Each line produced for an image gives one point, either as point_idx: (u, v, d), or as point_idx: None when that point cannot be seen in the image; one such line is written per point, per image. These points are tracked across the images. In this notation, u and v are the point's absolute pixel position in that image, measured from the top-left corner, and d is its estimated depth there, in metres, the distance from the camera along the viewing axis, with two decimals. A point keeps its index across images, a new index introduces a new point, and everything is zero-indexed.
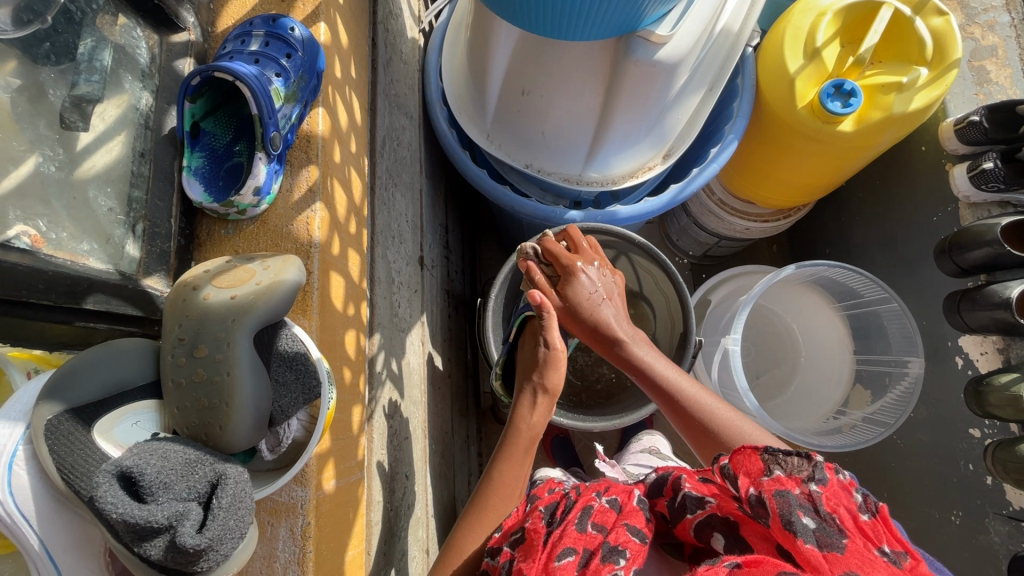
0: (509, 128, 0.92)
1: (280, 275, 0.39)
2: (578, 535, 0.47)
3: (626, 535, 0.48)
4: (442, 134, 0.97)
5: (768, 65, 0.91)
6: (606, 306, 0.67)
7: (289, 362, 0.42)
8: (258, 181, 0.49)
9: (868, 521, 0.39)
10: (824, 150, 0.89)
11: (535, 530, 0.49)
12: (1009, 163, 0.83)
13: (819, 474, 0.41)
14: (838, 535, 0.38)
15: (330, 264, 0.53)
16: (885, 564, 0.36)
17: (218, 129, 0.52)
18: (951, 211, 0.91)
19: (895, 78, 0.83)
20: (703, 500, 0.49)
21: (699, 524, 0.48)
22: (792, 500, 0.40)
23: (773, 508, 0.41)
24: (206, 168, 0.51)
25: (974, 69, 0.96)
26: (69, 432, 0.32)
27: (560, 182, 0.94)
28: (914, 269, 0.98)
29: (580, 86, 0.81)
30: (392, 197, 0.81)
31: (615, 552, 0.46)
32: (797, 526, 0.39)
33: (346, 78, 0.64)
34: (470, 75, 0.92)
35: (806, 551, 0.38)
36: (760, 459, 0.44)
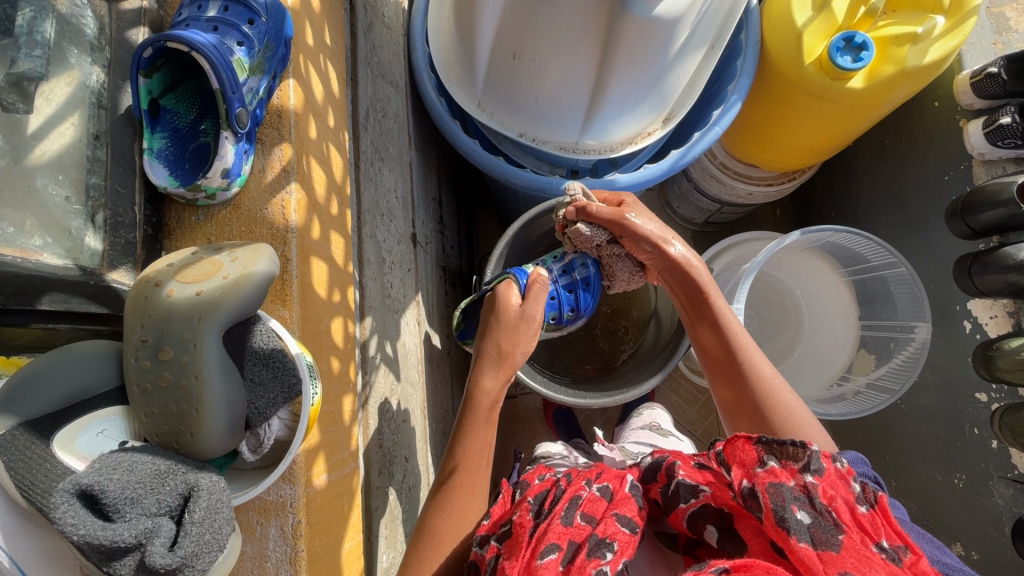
0: (500, 94, 0.87)
1: (249, 267, 0.36)
2: (562, 530, 0.46)
3: (615, 526, 0.47)
4: (430, 103, 0.92)
5: (774, 21, 0.85)
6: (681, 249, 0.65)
7: (264, 359, 0.39)
8: (228, 160, 0.46)
9: (866, 514, 0.38)
10: (832, 108, 0.84)
11: (521, 524, 0.48)
12: None
13: (815, 464, 0.40)
14: (834, 531, 0.37)
15: (310, 249, 0.50)
16: (883, 562, 0.35)
17: (180, 108, 0.48)
18: (964, 169, 0.87)
19: (910, 29, 0.78)
20: (697, 488, 0.48)
21: (693, 515, 0.46)
22: (787, 493, 0.39)
23: (765, 501, 0.39)
24: (170, 149, 0.47)
25: (993, 17, 0.90)
26: (26, 447, 0.30)
27: (556, 151, 0.90)
28: (923, 231, 0.94)
29: (574, 47, 0.76)
30: (379, 173, 0.77)
31: (602, 544, 0.45)
32: (791, 523, 0.38)
33: (321, 46, 0.60)
34: (458, 38, 0.87)
35: (800, 550, 0.36)
36: (754, 449, 0.43)
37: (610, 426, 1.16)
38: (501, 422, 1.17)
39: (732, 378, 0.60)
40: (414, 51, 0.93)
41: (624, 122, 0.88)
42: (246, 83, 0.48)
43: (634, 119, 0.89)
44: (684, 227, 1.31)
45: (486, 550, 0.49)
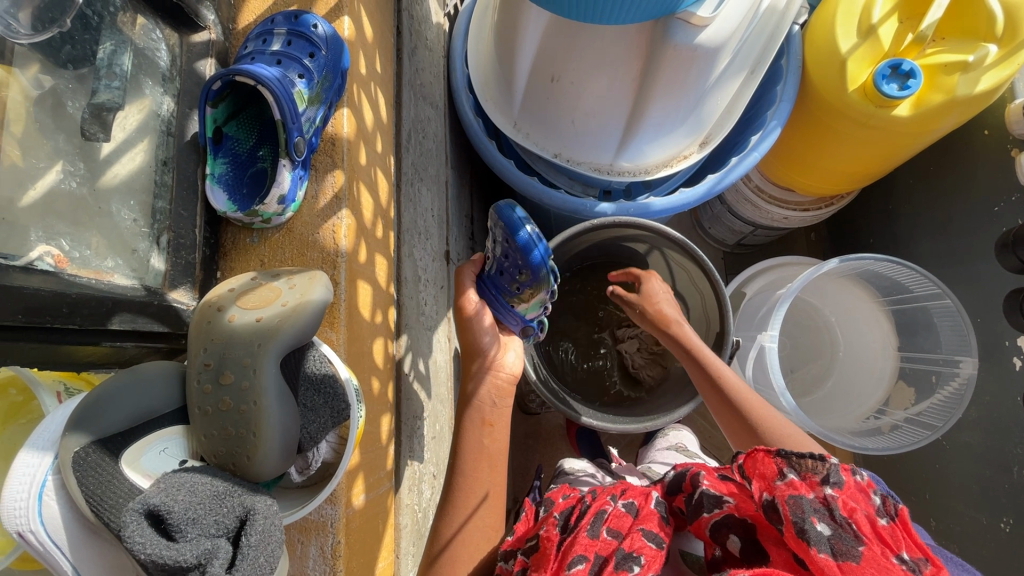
0: (538, 116, 0.88)
1: (306, 295, 0.38)
2: (589, 542, 0.46)
3: (641, 541, 0.47)
4: (468, 123, 0.94)
5: (817, 47, 0.85)
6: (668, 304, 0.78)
7: (317, 385, 0.40)
8: (285, 187, 0.48)
9: (886, 526, 0.38)
10: (875, 134, 0.83)
11: (548, 538, 0.49)
12: None
13: (835, 478, 0.40)
14: (854, 542, 0.37)
15: (357, 272, 0.52)
16: (903, 573, 0.35)
17: (241, 135, 0.51)
18: (1016, 201, 0.85)
19: (960, 57, 0.76)
20: (720, 500, 0.47)
21: (715, 524, 0.46)
22: (806, 505, 0.39)
23: (786, 514, 0.40)
24: (231, 173, 0.50)
25: None
26: (97, 464, 0.31)
27: (591, 172, 0.91)
28: (971, 263, 0.91)
29: (612, 72, 0.77)
30: (417, 193, 0.80)
31: (629, 559, 0.45)
32: (811, 534, 0.38)
33: (373, 75, 0.62)
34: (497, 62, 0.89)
35: (820, 560, 0.37)
36: (774, 462, 0.43)
37: (633, 448, 1.15)
38: (523, 440, 1.16)
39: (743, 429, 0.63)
40: (453, 72, 0.96)
41: (659, 146, 0.88)
42: (305, 112, 0.50)
43: (670, 143, 0.89)
44: (715, 249, 1.30)
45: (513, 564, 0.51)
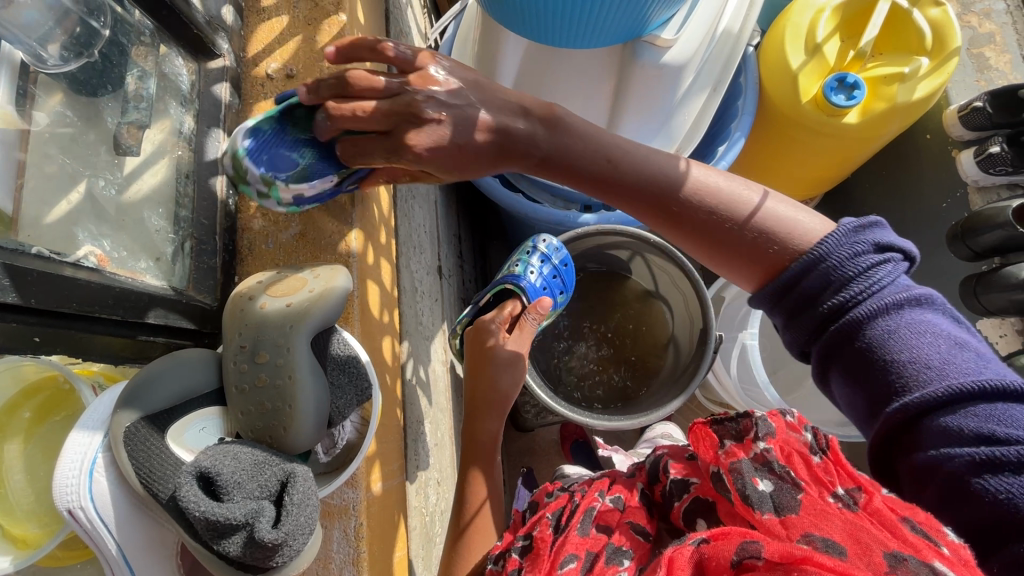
0: None
1: (330, 283, 0.41)
2: (580, 540, 0.49)
3: (629, 535, 0.50)
4: None
5: (770, 63, 1.01)
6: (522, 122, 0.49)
7: (343, 365, 0.42)
8: (333, 187, 0.49)
9: (820, 464, 0.41)
10: (829, 137, 1.00)
11: (542, 539, 0.52)
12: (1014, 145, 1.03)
13: (764, 431, 0.44)
14: (793, 491, 0.40)
15: (366, 273, 0.56)
16: (838, 511, 0.37)
17: (298, 124, 0.50)
18: (960, 196, 1.14)
19: (897, 70, 0.95)
20: (688, 483, 0.51)
21: (686, 511, 0.50)
22: (746, 468, 0.42)
23: (731, 482, 0.43)
24: (279, 150, 0.49)
25: (976, 56, 1.17)
26: (146, 438, 0.34)
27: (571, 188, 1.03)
28: (931, 257, 1.20)
29: (589, 88, 0.96)
30: (410, 208, 0.88)
31: (619, 552, 0.48)
32: (753, 497, 0.41)
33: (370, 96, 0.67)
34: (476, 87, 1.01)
35: (765, 520, 0.39)
36: (714, 435, 0.47)
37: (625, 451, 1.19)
38: (519, 450, 1.19)
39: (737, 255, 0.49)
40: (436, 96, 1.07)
41: None
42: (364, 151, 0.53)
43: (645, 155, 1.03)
44: None
45: (507, 564, 0.53)
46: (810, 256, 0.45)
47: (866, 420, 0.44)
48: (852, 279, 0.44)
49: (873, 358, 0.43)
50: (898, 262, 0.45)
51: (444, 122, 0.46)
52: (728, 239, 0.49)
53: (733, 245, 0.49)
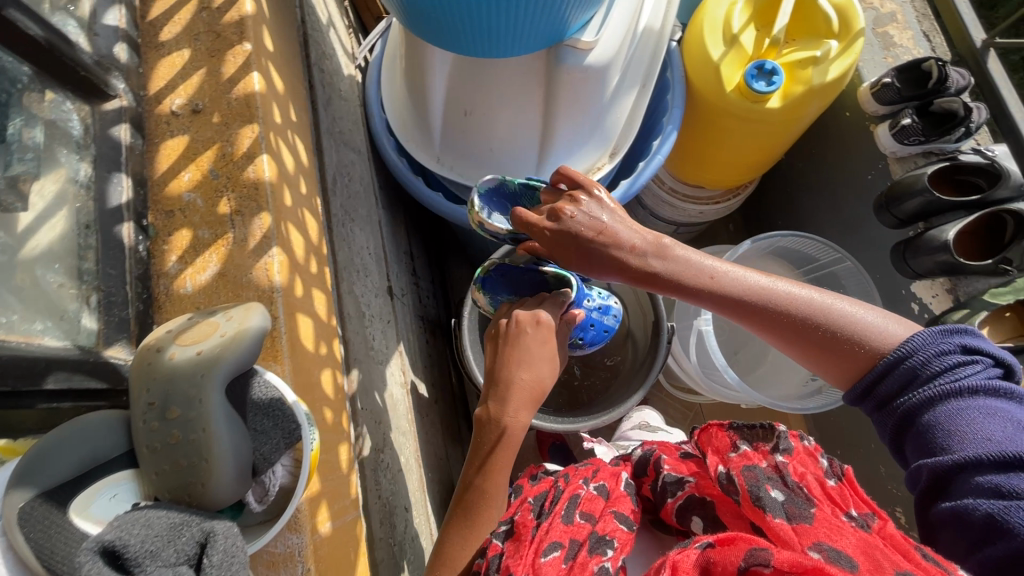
0: (456, 145, 1.13)
1: (245, 323, 0.39)
2: (561, 530, 0.64)
3: (613, 525, 0.67)
4: (393, 162, 1.16)
5: (694, 56, 1.15)
6: (646, 254, 0.70)
7: (265, 409, 0.41)
8: (504, 231, 0.84)
9: (835, 486, 0.61)
10: (754, 123, 1.13)
11: (524, 525, 0.65)
12: (927, 116, 1.11)
13: (785, 446, 0.64)
14: (806, 506, 0.57)
15: (295, 306, 0.54)
16: (852, 528, 0.54)
17: (525, 196, 0.89)
18: (881, 168, 1.20)
19: (811, 54, 1.08)
20: (683, 482, 0.72)
21: (680, 508, 0.70)
22: (761, 475, 0.61)
23: (744, 483, 0.61)
24: (502, 209, 0.90)
25: (881, 35, 1.24)
26: (44, 517, 0.39)
27: None
28: (859, 229, 1.29)
29: (524, 97, 1.04)
30: (350, 233, 0.90)
31: (602, 544, 0.63)
32: (768, 501, 0.58)
33: (287, 122, 0.65)
34: (412, 105, 1.12)
35: (778, 525, 0.56)
36: (728, 437, 0.68)
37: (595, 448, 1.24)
38: None
39: (827, 350, 0.66)
40: (372, 117, 1.16)
41: (575, 159, 1.13)
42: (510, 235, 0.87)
43: (584, 157, 1.14)
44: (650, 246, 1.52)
45: (490, 554, 0.65)
46: (896, 354, 0.62)
47: (915, 473, 0.59)
48: (935, 374, 0.60)
49: (934, 429, 0.59)
50: (982, 367, 0.60)
51: (596, 232, 0.71)
52: (821, 335, 0.67)
53: (819, 345, 0.67)
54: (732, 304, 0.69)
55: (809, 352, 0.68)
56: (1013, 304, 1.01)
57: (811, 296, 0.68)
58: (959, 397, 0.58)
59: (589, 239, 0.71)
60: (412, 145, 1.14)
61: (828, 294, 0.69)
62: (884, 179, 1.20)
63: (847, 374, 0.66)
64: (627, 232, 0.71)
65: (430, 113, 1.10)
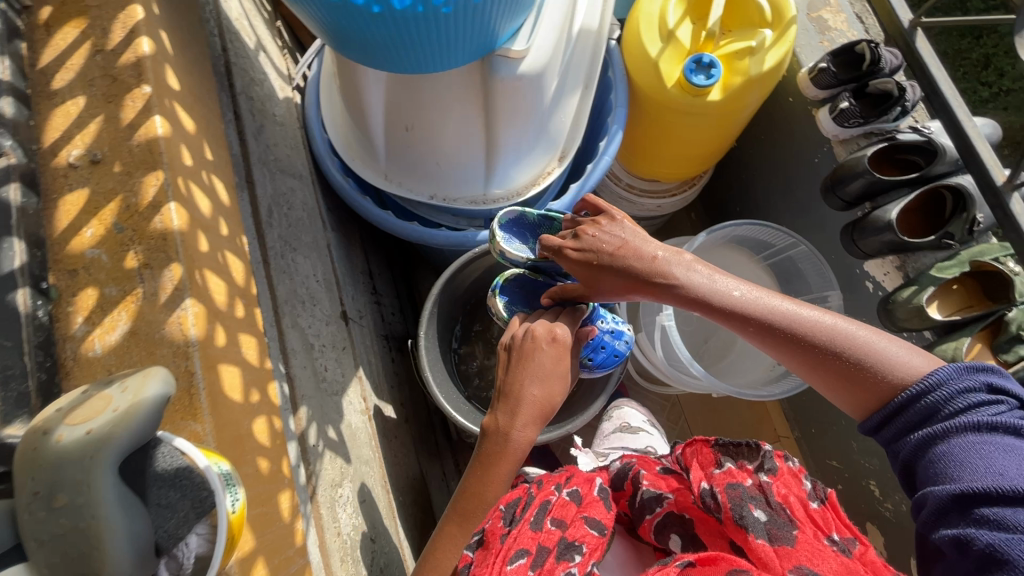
0: (401, 162, 1.12)
1: (139, 394, 0.37)
2: (530, 537, 0.67)
3: (584, 529, 0.69)
4: (339, 183, 1.14)
5: (634, 54, 1.15)
6: (665, 267, 0.76)
7: (171, 480, 0.39)
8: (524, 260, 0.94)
9: (818, 510, 0.66)
10: (698, 117, 1.14)
11: (495, 532, 0.69)
12: (864, 97, 1.13)
13: (771, 466, 0.69)
14: (791, 527, 0.62)
15: (215, 358, 0.52)
16: (836, 555, 0.59)
17: (543, 226, 0.99)
18: (825, 151, 1.22)
19: (747, 45, 1.08)
20: (661, 498, 0.75)
21: (658, 525, 0.73)
22: (747, 494, 0.65)
23: (728, 502, 0.65)
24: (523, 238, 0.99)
25: (816, 19, 1.26)
26: None
27: (469, 203, 1.15)
28: (809, 212, 1.31)
29: (463, 109, 1.02)
30: (292, 263, 0.88)
31: (571, 549, 0.66)
32: (753, 520, 0.62)
33: (202, 162, 0.62)
34: (354, 125, 1.11)
35: (760, 546, 0.60)
36: (711, 454, 0.73)
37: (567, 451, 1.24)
38: None
39: (848, 377, 0.67)
40: (314, 139, 1.14)
41: (523, 167, 1.14)
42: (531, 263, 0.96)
43: (532, 163, 1.14)
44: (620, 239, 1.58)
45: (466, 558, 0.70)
46: (918, 388, 0.61)
47: (920, 501, 0.58)
48: (954, 409, 0.58)
49: (942, 459, 0.57)
50: (1005, 409, 0.57)
51: (617, 249, 0.79)
52: (838, 358, 0.68)
53: (837, 369, 0.68)
54: (747, 319, 0.72)
55: (828, 374, 0.69)
56: (959, 276, 1.03)
57: (835, 324, 0.69)
58: (976, 432, 0.56)
59: (607, 253, 0.79)
60: (360, 165, 1.13)
61: (853, 323, 0.70)
62: (830, 162, 1.21)
63: (867, 402, 0.66)
64: (649, 255, 0.77)
65: (371, 131, 1.09)
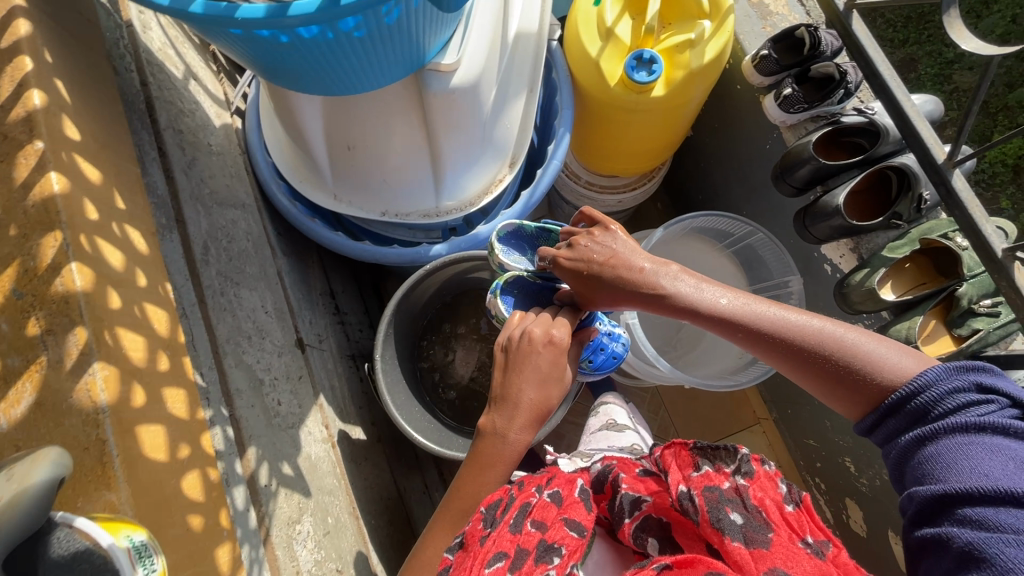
0: (348, 180, 1.10)
1: (28, 478, 0.37)
2: (509, 542, 0.66)
3: (564, 535, 0.68)
4: (286, 208, 1.10)
5: (576, 54, 1.14)
6: (656, 275, 0.75)
7: (67, 566, 0.38)
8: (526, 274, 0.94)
9: (794, 512, 0.65)
10: (644, 114, 1.13)
11: (474, 534, 0.68)
12: (808, 81, 1.14)
13: (746, 470, 0.68)
14: (765, 531, 0.62)
15: (132, 420, 0.50)
16: (810, 556, 0.59)
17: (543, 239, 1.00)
18: (775, 138, 1.22)
19: (686, 37, 1.08)
20: (639, 502, 0.74)
21: (637, 528, 0.71)
22: (722, 498, 0.65)
23: (703, 505, 0.64)
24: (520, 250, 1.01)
25: (757, 5, 1.25)
26: None
27: (421, 217, 1.12)
28: (766, 198, 1.31)
29: (405, 124, 1.00)
30: (235, 298, 0.87)
31: (550, 553, 0.65)
32: (728, 524, 0.62)
33: (114, 212, 0.60)
34: (297, 147, 1.08)
35: (736, 549, 0.60)
36: (690, 456, 0.71)
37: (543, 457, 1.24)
38: None
39: (839, 384, 0.66)
40: (258, 164, 1.11)
41: (474, 176, 1.11)
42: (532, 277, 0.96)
43: (483, 171, 1.12)
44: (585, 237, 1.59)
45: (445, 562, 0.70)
46: (907, 389, 0.61)
47: (908, 502, 0.58)
48: (944, 408, 0.58)
49: (929, 459, 0.57)
50: (997, 409, 0.57)
51: (609, 257, 0.78)
52: (828, 363, 0.66)
53: (828, 373, 0.67)
54: (736, 327, 0.71)
55: (820, 380, 0.67)
56: (910, 255, 1.05)
57: (822, 328, 0.68)
58: (963, 433, 0.56)
59: (598, 263, 0.79)
60: (306, 187, 1.11)
61: (847, 327, 0.69)
62: (780, 148, 1.21)
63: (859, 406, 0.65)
64: (640, 263, 0.77)
65: (314, 152, 1.07)
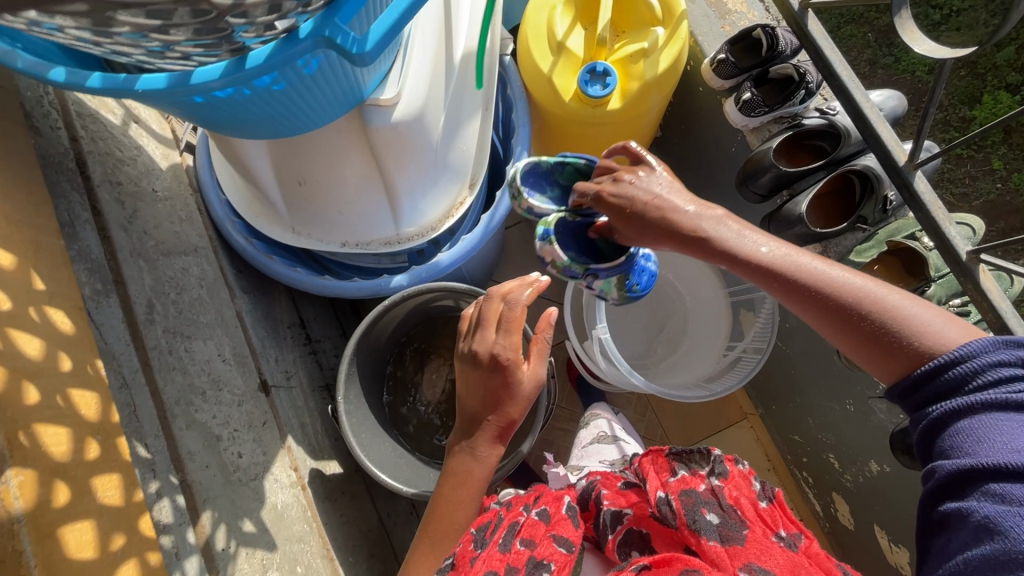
0: (304, 215, 1.06)
1: None
2: (500, 558, 0.66)
3: (553, 549, 0.67)
4: (242, 246, 1.07)
5: (529, 69, 1.10)
6: (701, 217, 0.70)
7: None
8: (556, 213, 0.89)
9: (766, 509, 0.69)
10: (603, 125, 1.10)
11: (465, 555, 0.69)
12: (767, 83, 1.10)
13: (721, 470, 0.71)
14: (740, 527, 0.63)
15: (48, 526, 0.53)
16: (782, 548, 0.62)
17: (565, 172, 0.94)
18: (739, 140, 1.19)
19: (640, 47, 1.04)
20: (620, 516, 0.73)
21: (620, 541, 0.70)
22: (701, 500, 0.67)
23: (681, 506, 0.66)
24: (541, 189, 0.94)
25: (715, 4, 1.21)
26: None
27: (382, 245, 1.10)
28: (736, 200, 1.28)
29: (352, 157, 0.97)
30: (186, 354, 0.86)
31: (541, 566, 0.65)
32: (707, 525, 0.63)
33: (28, 302, 0.60)
34: (248, 184, 1.05)
35: (713, 547, 0.61)
36: (668, 462, 0.74)
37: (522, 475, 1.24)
38: None
39: (871, 344, 0.62)
40: (211, 203, 1.08)
41: (433, 201, 1.09)
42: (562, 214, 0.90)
43: (442, 196, 1.09)
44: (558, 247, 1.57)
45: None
46: (947, 358, 0.58)
47: (927, 475, 0.57)
48: (980, 381, 0.56)
49: (956, 433, 0.56)
50: None
51: (653, 196, 0.73)
52: (868, 322, 0.62)
53: (861, 331, 0.63)
54: (774, 277, 0.66)
55: (850, 339, 0.64)
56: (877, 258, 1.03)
57: (864, 287, 0.63)
58: (1002, 409, 0.54)
59: (642, 201, 0.73)
60: (262, 224, 1.08)
61: (893, 289, 0.64)
62: (745, 151, 1.17)
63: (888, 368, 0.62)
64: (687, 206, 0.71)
65: (266, 190, 1.04)
